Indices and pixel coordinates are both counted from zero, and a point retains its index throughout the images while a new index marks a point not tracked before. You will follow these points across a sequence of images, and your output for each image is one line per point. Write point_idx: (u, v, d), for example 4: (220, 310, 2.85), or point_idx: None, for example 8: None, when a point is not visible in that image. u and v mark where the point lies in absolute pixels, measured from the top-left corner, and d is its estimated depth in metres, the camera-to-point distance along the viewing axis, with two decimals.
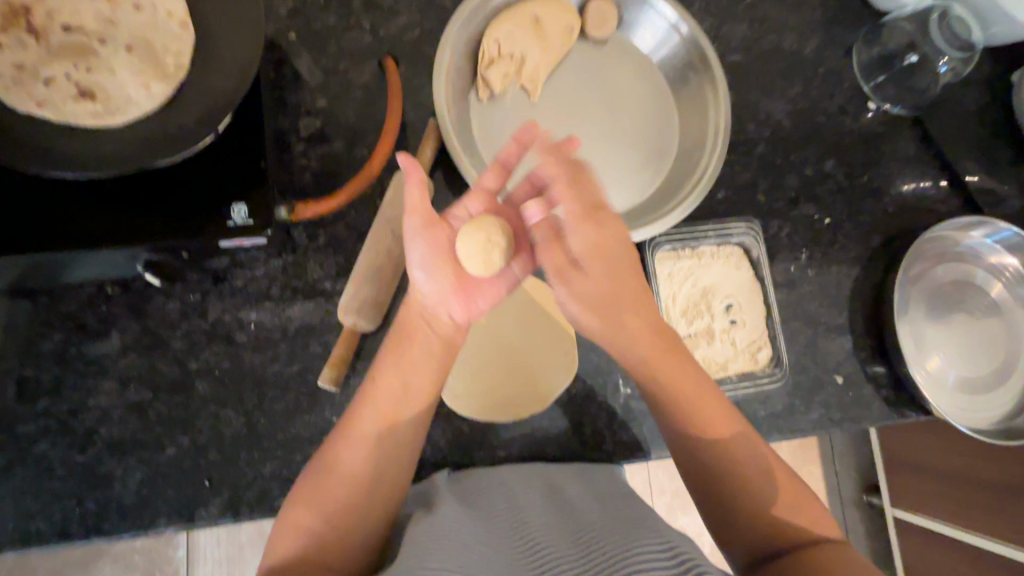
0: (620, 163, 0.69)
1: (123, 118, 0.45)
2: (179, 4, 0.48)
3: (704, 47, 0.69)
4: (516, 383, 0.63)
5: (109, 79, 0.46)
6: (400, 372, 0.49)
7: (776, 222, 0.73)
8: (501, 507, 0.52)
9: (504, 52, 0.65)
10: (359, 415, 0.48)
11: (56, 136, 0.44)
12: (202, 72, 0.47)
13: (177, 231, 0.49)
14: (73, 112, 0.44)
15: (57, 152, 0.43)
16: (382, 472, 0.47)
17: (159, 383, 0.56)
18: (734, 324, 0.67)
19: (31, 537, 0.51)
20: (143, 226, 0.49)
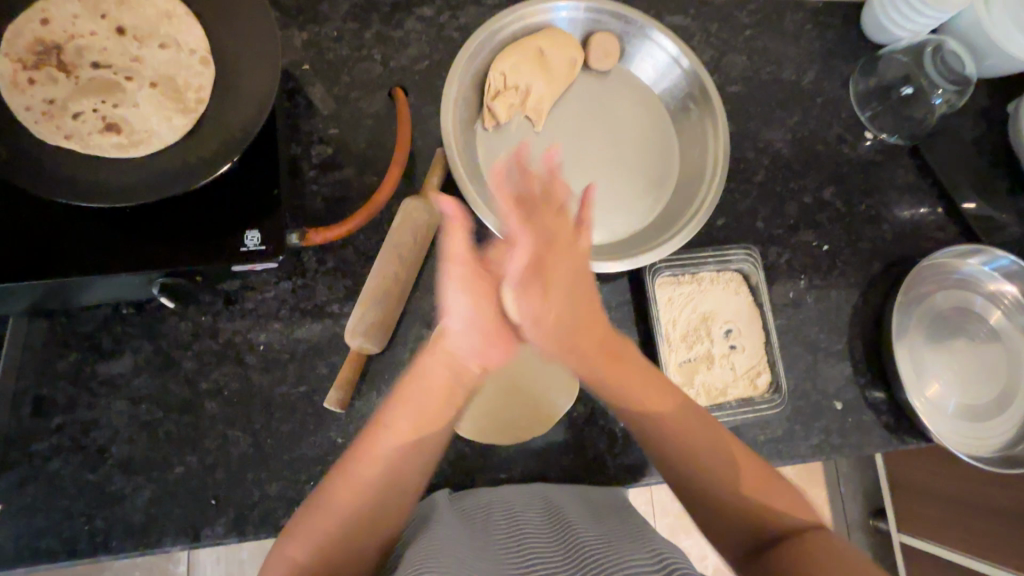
0: (622, 190, 0.71)
1: (144, 149, 0.47)
2: (201, 42, 0.51)
3: (704, 79, 0.71)
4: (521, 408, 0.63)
5: (134, 113, 0.49)
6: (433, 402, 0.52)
7: (775, 249, 0.74)
8: (493, 520, 0.53)
9: (509, 83, 0.67)
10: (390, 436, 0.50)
11: (79, 165, 0.46)
12: (221, 106, 0.49)
13: (192, 255, 0.51)
14: (99, 144, 0.46)
15: (81, 181, 0.45)
16: (396, 490, 0.49)
17: (169, 403, 0.57)
18: (734, 348, 0.68)
19: (41, 553, 0.53)
20: (160, 251, 0.51)
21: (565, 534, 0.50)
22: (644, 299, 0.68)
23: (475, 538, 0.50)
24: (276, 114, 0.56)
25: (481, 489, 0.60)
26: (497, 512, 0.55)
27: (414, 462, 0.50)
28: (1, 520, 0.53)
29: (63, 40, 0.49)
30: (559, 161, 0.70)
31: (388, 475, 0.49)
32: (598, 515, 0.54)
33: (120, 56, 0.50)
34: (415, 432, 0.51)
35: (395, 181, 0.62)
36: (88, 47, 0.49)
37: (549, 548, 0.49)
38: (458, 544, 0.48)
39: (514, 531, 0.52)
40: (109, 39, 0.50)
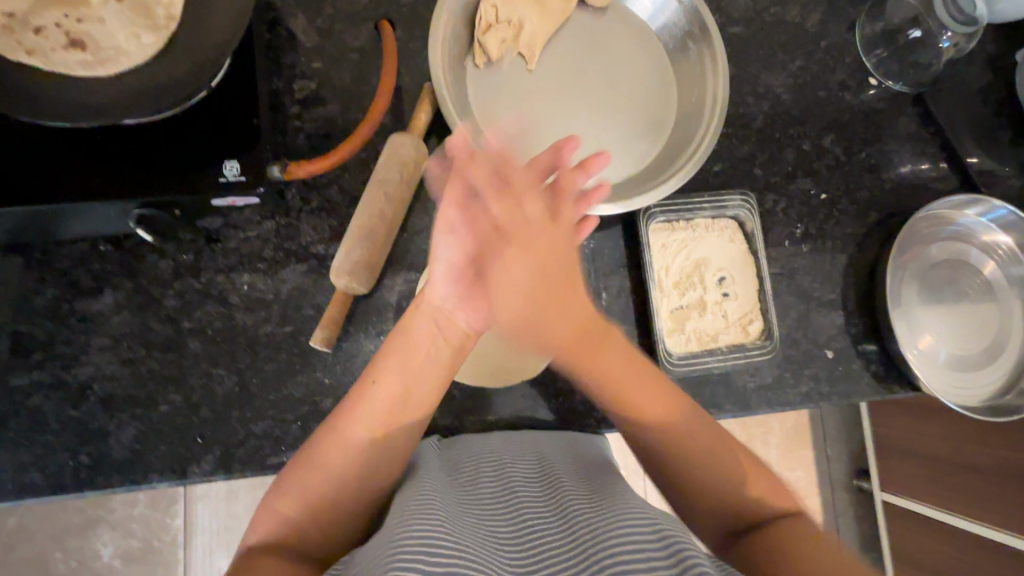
0: (617, 133, 0.69)
1: (112, 68, 0.44)
2: None
3: (705, 15, 0.68)
4: (507, 351, 0.64)
5: (100, 29, 0.46)
6: (405, 374, 0.51)
7: (771, 197, 0.73)
8: (481, 474, 0.53)
9: (501, 17, 0.64)
10: (364, 411, 0.49)
11: (44, 84, 0.43)
12: (194, 26, 0.46)
13: (170, 187, 0.49)
14: (65, 62, 0.44)
15: (48, 101, 0.42)
16: (376, 463, 0.49)
17: (152, 341, 0.56)
18: (726, 296, 0.67)
19: (25, 488, 0.52)
20: (135, 180, 0.49)
21: (555, 493, 0.50)
22: (637, 245, 0.67)
23: (460, 492, 0.49)
24: (254, 38, 0.53)
25: (467, 440, 0.59)
26: (486, 463, 0.55)
27: (388, 451, 0.50)
28: None
29: None
30: (552, 99, 0.68)
31: (365, 455, 0.49)
32: (589, 475, 0.54)
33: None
34: (385, 422, 0.50)
35: (380, 116, 0.60)
36: None
37: (537, 509, 0.48)
38: (445, 496, 0.47)
39: (504, 490, 0.51)
40: None
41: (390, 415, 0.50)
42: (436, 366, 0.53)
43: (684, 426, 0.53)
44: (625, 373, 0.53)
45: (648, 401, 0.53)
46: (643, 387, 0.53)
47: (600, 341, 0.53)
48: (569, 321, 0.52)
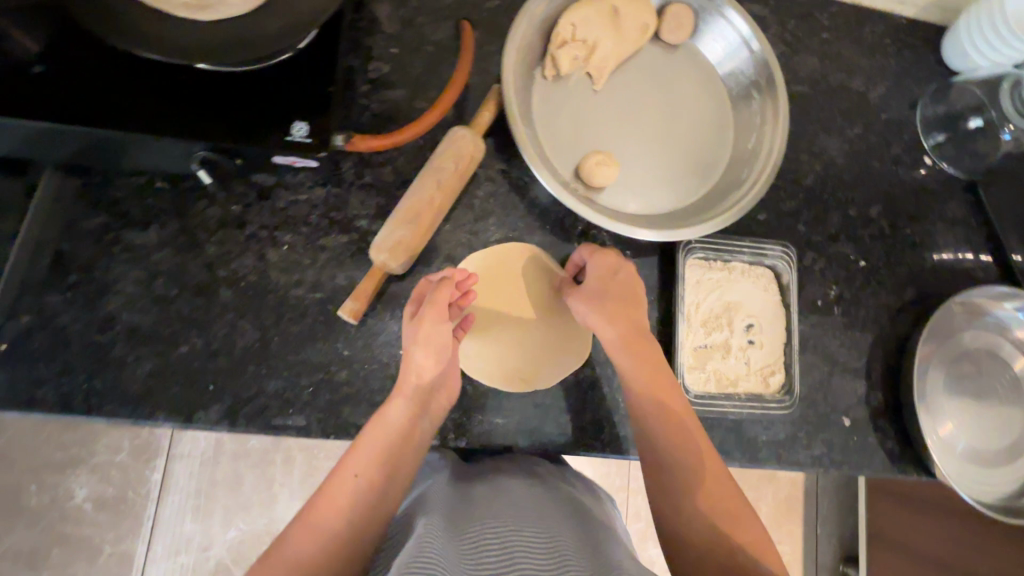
0: (668, 166, 0.70)
1: (212, 15, 0.46)
2: None
3: (774, 67, 0.69)
4: (524, 357, 0.63)
5: None
6: (383, 435, 0.53)
7: (811, 255, 0.72)
8: (482, 536, 0.45)
9: (577, 36, 0.66)
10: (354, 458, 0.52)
11: (144, 17, 0.45)
12: None
13: (238, 136, 0.50)
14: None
15: (145, 34, 0.44)
16: (368, 509, 0.50)
17: (186, 282, 0.57)
18: (752, 343, 0.67)
19: (34, 402, 0.53)
20: (207, 124, 0.50)
21: (556, 555, 0.43)
22: (672, 276, 0.67)
23: (460, 546, 0.44)
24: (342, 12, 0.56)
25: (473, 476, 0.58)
26: (488, 526, 0.46)
27: (382, 493, 0.51)
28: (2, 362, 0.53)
29: None
30: (610, 121, 0.70)
31: (354, 496, 0.50)
32: (595, 543, 0.47)
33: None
34: (382, 475, 0.52)
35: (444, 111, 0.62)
36: None
37: None
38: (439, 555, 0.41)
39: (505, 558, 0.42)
40: None
41: (381, 463, 0.52)
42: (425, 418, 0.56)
43: (688, 454, 0.55)
44: (675, 432, 0.56)
45: (688, 462, 0.55)
46: (691, 441, 0.56)
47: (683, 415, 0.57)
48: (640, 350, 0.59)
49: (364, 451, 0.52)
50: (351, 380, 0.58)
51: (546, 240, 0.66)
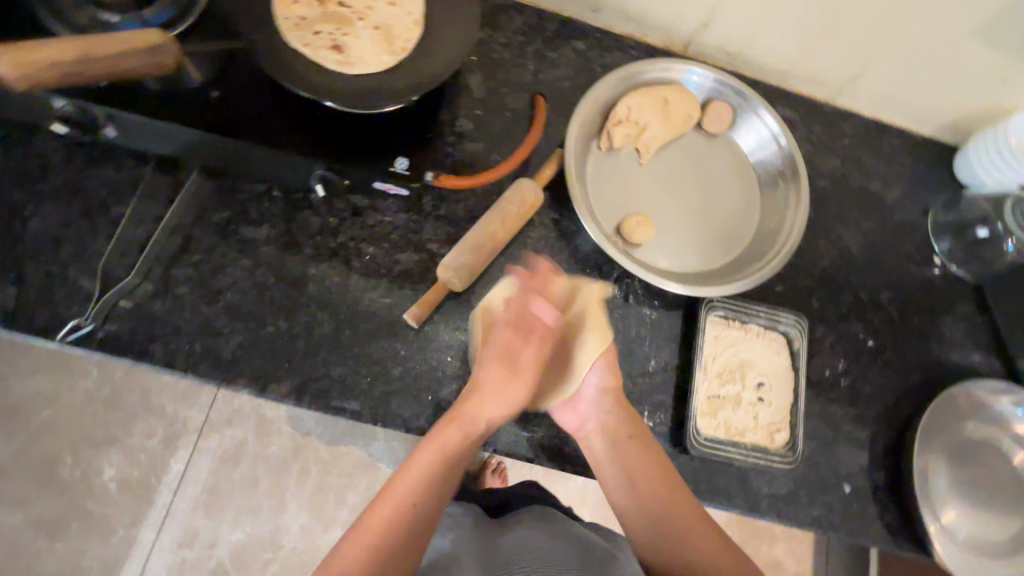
0: (697, 234, 0.80)
1: (355, 71, 0.61)
2: (420, 10, 0.65)
3: (798, 160, 0.80)
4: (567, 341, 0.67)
5: (356, 42, 0.63)
6: (435, 449, 0.58)
7: (823, 328, 0.79)
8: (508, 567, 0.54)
9: (631, 116, 0.79)
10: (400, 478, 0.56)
11: (305, 67, 0.60)
12: (418, 60, 0.63)
13: (351, 161, 0.63)
14: (327, 58, 0.61)
15: (303, 78, 0.59)
16: (412, 524, 0.53)
17: (282, 274, 0.68)
18: (761, 401, 0.73)
19: (144, 355, 0.63)
20: (329, 149, 0.63)
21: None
22: (693, 329, 0.75)
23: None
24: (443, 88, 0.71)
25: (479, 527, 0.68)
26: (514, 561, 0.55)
27: (438, 500, 0.56)
28: (127, 318, 0.63)
29: None
30: (651, 190, 0.81)
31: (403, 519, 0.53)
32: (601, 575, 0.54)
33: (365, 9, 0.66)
34: (431, 501, 0.56)
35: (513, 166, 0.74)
36: None
37: None
38: None
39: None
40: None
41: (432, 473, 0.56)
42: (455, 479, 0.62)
43: (674, 479, 0.64)
44: (643, 453, 0.65)
45: (663, 484, 0.64)
46: (656, 461, 0.65)
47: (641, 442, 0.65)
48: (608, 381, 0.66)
49: (415, 464, 0.57)
50: (404, 377, 0.67)
51: None
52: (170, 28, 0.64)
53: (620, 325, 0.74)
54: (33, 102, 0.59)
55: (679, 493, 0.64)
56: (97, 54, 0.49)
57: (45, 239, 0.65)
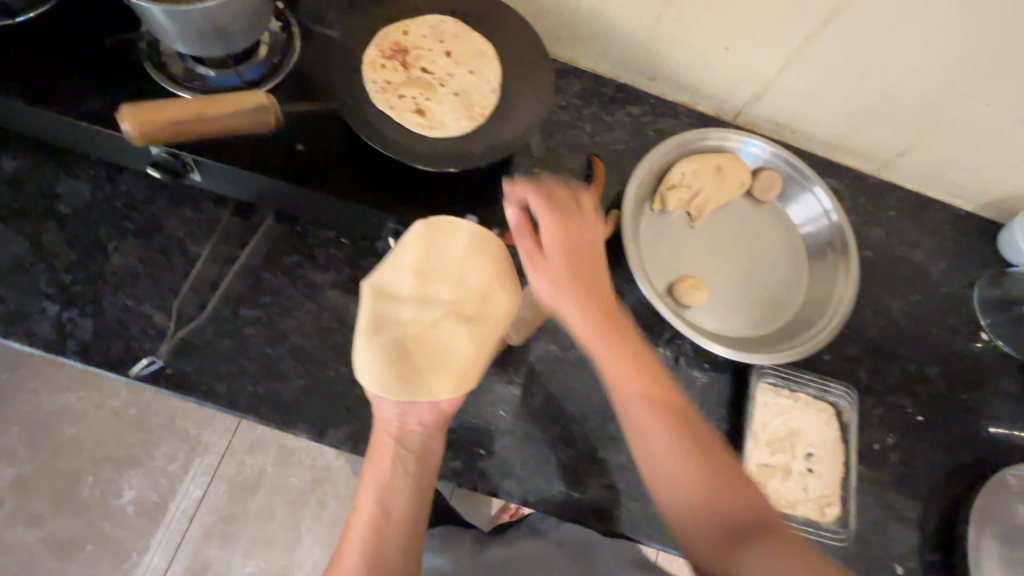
0: (745, 298, 0.82)
1: (435, 134, 0.65)
2: (497, 80, 0.68)
3: (848, 236, 0.82)
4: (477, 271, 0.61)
5: (437, 107, 0.66)
6: (377, 472, 0.56)
7: (871, 400, 0.79)
8: None
9: (685, 182, 0.81)
10: (366, 489, 0.55)
11: (390, 129, 0.63)
12: (494, 125, 0.66)
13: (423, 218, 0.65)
14: (409, 122, 0.65)
15: (388, 139, 0.62)
16: (383, 527, 0.53)
17: (345, 319, 0.70)
18: (810, 472, 0.73)
19: (209, 394, 0.64)
20: (403, 206, 0.65)
21: None
22: (743, 395, 0.75)
23: None
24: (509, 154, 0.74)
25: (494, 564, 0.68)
26: None
27: (411, 491, 0.56)
28: (194, 355, 0.65)
29: (411, 49, 0.69)
30: (701, 253, 0.83)
31: (404, 526, 0.54)
32: None
33: (445, 74, 0.69)
34: (406, 501, 0.55)
35: None
36: (422, 57, 0.69)
37: None
38: None
39: None
40: (439, 59, 0.69)
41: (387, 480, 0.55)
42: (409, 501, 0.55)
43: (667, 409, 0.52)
44: (625, 356, 0.54)
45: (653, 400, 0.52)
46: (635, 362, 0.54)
47: (623, 339, 0.55)
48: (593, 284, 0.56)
49: (381, 470, 0.56)
50: (458, 429, 0.68)
51: None
52: (258, 84, 0.67)
53: None
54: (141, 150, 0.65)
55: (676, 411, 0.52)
56: (195, 105, 0.52)
57: (123, 274, 0.67)
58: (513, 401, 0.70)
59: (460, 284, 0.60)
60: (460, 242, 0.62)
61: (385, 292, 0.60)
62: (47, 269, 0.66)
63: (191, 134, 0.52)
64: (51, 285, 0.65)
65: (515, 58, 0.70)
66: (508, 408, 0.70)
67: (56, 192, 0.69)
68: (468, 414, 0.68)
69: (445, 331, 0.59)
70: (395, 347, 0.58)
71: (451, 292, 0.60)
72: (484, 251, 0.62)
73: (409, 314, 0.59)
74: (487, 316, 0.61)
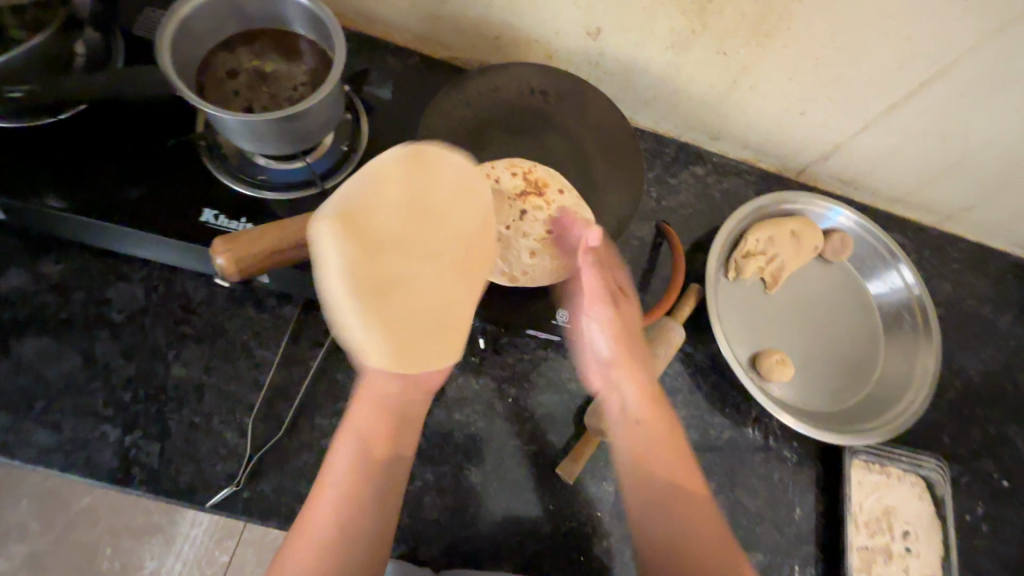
0: (825, 368, 0.78)
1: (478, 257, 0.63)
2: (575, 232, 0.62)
3: (928, 308, 0.79)
4: (455, 186, 0.53)
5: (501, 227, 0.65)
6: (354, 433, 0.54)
7: (956, 467, 0.78)
8: None
9: (759, 249, 0.79)
10: (337, 452, 0.54)
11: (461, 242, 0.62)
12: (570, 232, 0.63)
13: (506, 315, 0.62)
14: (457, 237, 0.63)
15: None
16: (355, 498, 0.53)
17: (427, 420, 0.66)
18: (910, 552, 0.71)
19: (291, 518, 0.59)
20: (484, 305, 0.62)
21: None
22: (836, 473, 0.72)
23: None
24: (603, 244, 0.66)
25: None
26: None
27: (378, 467, 0.54)
28: (272, 474, 0.60)
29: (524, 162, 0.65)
30: (777, 321, 0.80)
31: (354, 467, 0.53)
32: None
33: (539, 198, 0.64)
34: (394, 464, 0.55)
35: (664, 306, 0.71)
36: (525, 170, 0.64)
37: None
38: None
39: None
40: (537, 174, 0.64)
41: (371, 440, 0.54)
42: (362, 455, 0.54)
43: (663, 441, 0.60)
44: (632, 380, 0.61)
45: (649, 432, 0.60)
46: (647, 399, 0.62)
47: (636, 374, 0.62)
48: (630, 323, 0.62)
49: (352, 431, 0.54)
50: (553, 534, 0.65)
51: (724, 421, 0.73)
52: (325, 177, 0.63)
53: (762, 469, 0.72)
54: (205, 252, 0.59)
55: (669, 451, 0.60)
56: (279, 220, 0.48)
57: (186, 386, 0.62)
58: (610, 499, 0.67)
59: (455, 245, 0.51)
60: (444, 181, 0.52)
61: (351, 232, 0.48)
62: (104, 386, 0.61)
63: (277, 242, 0.46)
64: (110, 405, 0.60)
65: (597, 145, 0.67)
66: (605, 507, 0.66)
67: (107, 298, 0.64)
68: (560, 513, 0.65)
69: (432, 262, 0.51)
70: (381, 308, 0.48)
71: (438, 228, 0.51)
72: (465, 191, 0.53)
73: (390, 263, 0.48)
74: (485, 250, 0.53)
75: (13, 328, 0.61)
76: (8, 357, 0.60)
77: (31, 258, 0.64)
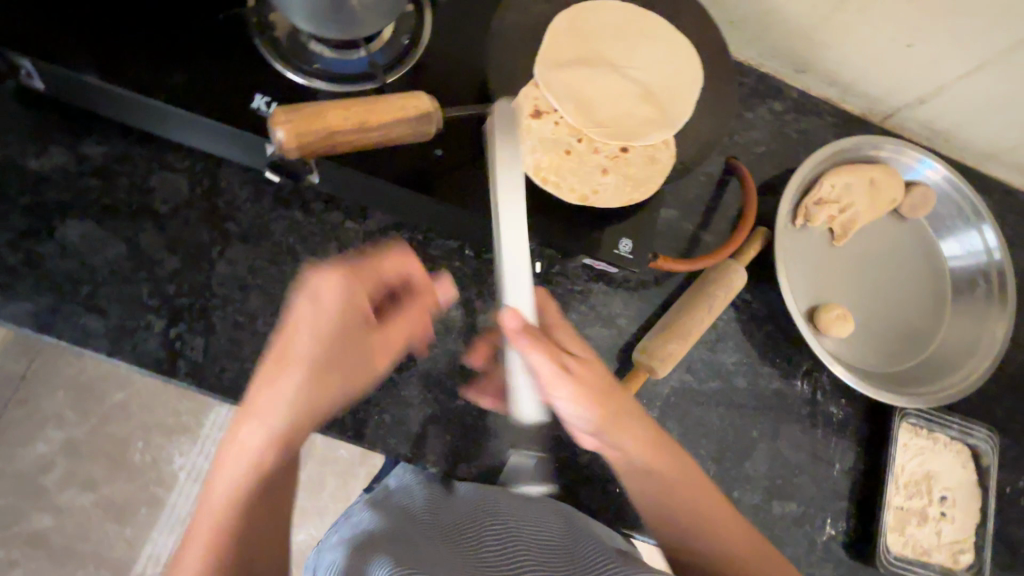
0: (883, 329, 0.74)
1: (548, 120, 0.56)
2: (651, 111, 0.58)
3: (1008, 277, 0.74)
4: (582, 45, 0.59)
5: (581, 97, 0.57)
6: (270, 396, 0.45)
7: (1005, 441, 0.75)
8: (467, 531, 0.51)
9: (835, 196, 0.72)
10: (249, 419, 0.45)
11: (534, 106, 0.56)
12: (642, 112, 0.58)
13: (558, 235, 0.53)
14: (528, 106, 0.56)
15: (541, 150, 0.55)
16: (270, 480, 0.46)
17: (473, 341, 0.65)
18: (944, 516, 0.70)
19: (334, 424, 0.60)
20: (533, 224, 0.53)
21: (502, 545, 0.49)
22: (883, 433, 0.71)
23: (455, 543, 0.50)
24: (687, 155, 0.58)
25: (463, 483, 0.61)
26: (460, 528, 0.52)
27: (311, 419, 0.46)
28: None
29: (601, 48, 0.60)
30: (840, 274, 0.75)
31: (279, 436, 0.45)
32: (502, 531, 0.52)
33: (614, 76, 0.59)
34: (302, 432, 0.47)
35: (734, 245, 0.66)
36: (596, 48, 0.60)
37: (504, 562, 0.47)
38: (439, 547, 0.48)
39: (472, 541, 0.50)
40: (618, 58, 0.60)
41: (295, 412, 0.45)
42: (208, 551, 0.44)
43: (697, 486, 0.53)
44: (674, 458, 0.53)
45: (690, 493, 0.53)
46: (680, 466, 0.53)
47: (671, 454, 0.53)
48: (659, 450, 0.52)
49: (266, 399, 0.45)
50: (590, 462, 0.64)
51: (772, 371, 0.71)
52: (386, 69, 0.56)
53: (806, 423, 0.70)
54: (253, 142, 0.56)
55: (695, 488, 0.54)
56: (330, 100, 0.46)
57: (232, 285, 0.60)
58: None
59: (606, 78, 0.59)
60: (582, 51, 0.59)
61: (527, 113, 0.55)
62: (149, 277, 0.59)
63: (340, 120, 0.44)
64: (155, 297, 0.59)
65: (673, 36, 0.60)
66: None
67: (151, 187, 0.61)
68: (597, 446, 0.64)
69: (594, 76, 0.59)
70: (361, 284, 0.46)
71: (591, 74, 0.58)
72: (590, 35, 0.60)
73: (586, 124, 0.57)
74: (623, 52, 0.60)
75: (56, 210, 0.59)
76: (53, 239, 0.58)
77: (73, 138, 0.61)
